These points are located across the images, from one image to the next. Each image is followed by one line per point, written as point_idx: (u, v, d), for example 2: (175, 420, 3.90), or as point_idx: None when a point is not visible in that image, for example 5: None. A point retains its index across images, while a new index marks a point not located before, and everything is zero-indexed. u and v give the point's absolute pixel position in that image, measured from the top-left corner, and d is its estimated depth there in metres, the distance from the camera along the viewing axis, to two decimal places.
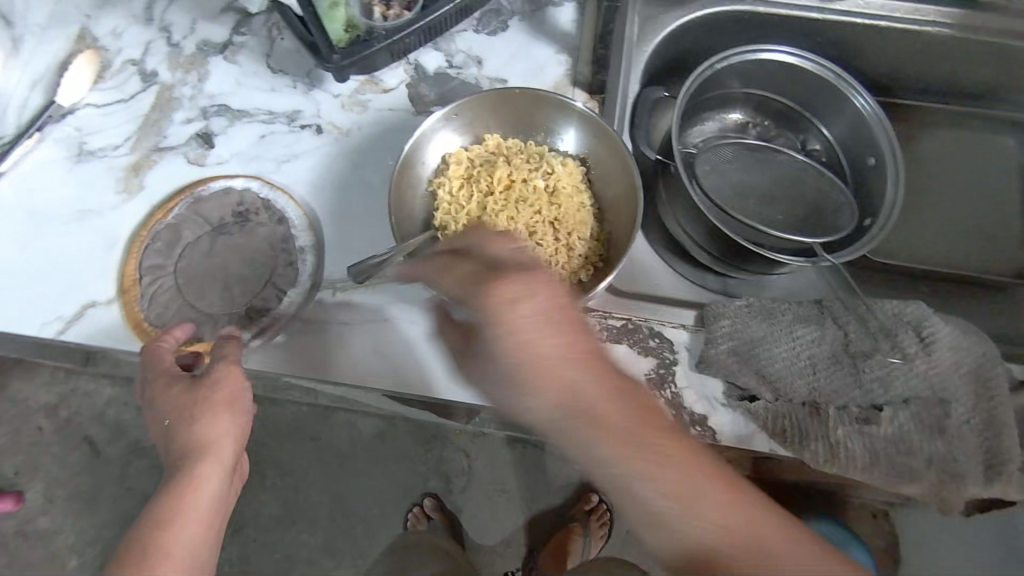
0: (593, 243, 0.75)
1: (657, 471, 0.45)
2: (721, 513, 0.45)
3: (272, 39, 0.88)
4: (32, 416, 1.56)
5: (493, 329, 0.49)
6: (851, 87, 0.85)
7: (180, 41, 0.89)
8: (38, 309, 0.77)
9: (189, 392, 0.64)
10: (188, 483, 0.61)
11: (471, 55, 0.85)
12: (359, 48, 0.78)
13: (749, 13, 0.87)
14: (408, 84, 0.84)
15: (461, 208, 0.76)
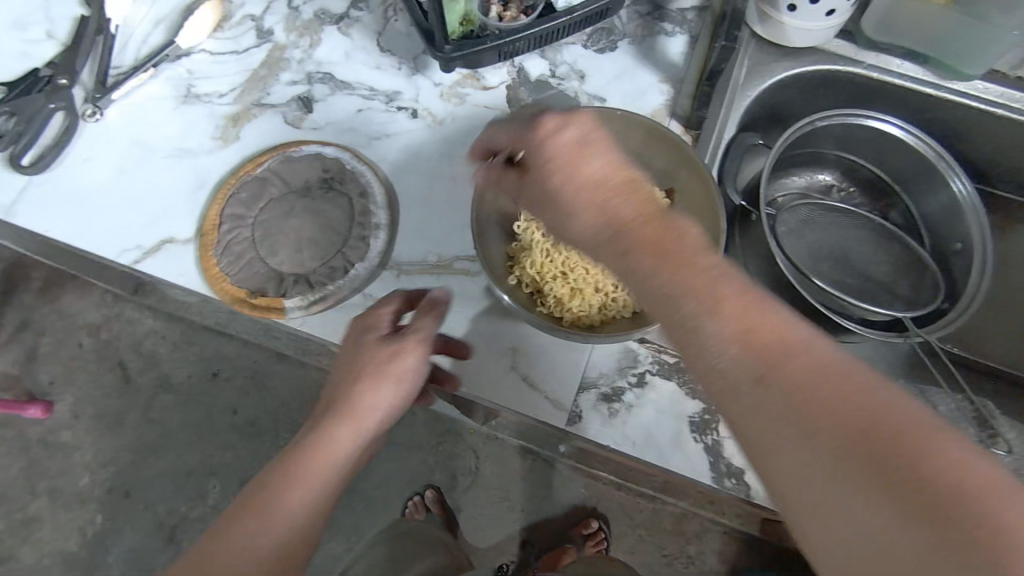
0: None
1: (726, 304, 0.41)
2: (791, 353, 0.39)
3: (386, 18, 0.90)
4: (77, 332, 1.62)
5: (552, 198, 0.51)
6: (951, 170, 0.82)
7: (300, 5, 0.91)
8: (120, 236, 0.80)
9: (379, 348, 0.65)
10: (329, 442, 0.62)
11: (575, 68, 0.86)
12: (471, 42, 0.80)
13: (863, 77, 0.85)
14: (509, 85, 0.85)
15: None
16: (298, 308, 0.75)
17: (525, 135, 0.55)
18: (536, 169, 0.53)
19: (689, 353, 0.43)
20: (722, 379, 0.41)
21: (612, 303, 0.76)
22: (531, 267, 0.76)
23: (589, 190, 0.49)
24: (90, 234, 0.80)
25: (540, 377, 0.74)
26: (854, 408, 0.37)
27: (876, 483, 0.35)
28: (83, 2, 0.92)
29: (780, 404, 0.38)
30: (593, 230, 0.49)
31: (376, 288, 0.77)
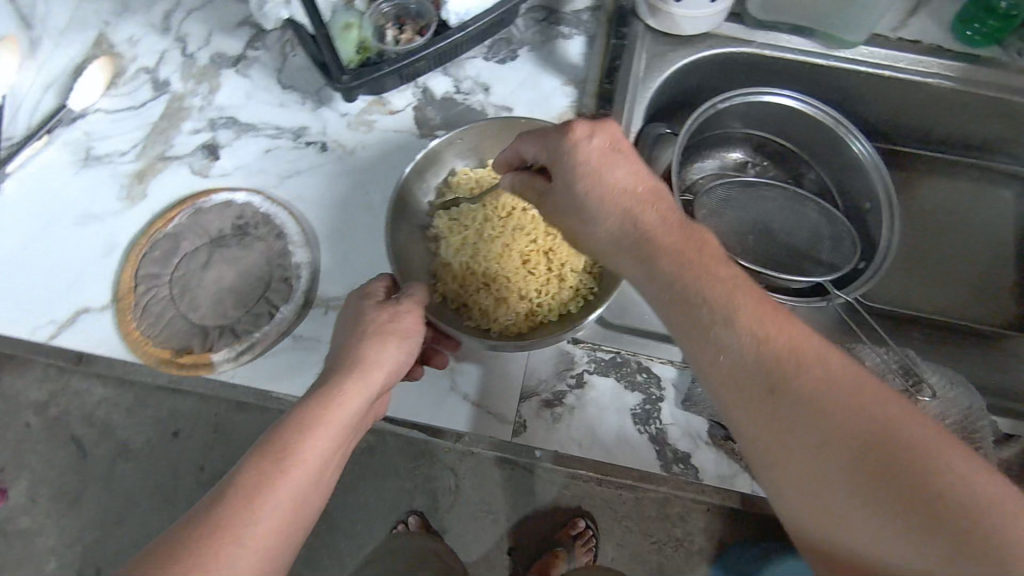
0: (586, 275, 0.76)
1: (755, 329, 0.47)
2: (814, 369, 0.45)
3: (284, 55, 0.89)
4: (23, 411, 1.56)
5: (578, 202, 0.58)
6: (850, 133, 0.86)
7: (195, 52, 0.90)
8: (31, 313, 0.77)
9: (377, 312, 0.63)
10: (339, 393, 0.56)
11: (479, 82, 0.86)
12: (370, 69, 0.79)
13: (756, 56, 0.88)
14: (415, 106, 0.85)
15: (460, 231, 0.78)
16: (232, 355, 0.74)
17: (549, 141, 0.59)
18: (560, 178, 0.58)
19: (703, 360, 0.48)
20: (738, 384, 0.46)
21: (537, 309, 0.74)
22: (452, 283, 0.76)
23: (631, 201, 0.56)
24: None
25: (479, 395, 0.75)
26: (871, 424, 0.42)
27: (878, 491, 0.40)
28: None
29: (791, 412, 0.44)
30: (625, 241, 0.56)
31: (305, 327, 0.76)
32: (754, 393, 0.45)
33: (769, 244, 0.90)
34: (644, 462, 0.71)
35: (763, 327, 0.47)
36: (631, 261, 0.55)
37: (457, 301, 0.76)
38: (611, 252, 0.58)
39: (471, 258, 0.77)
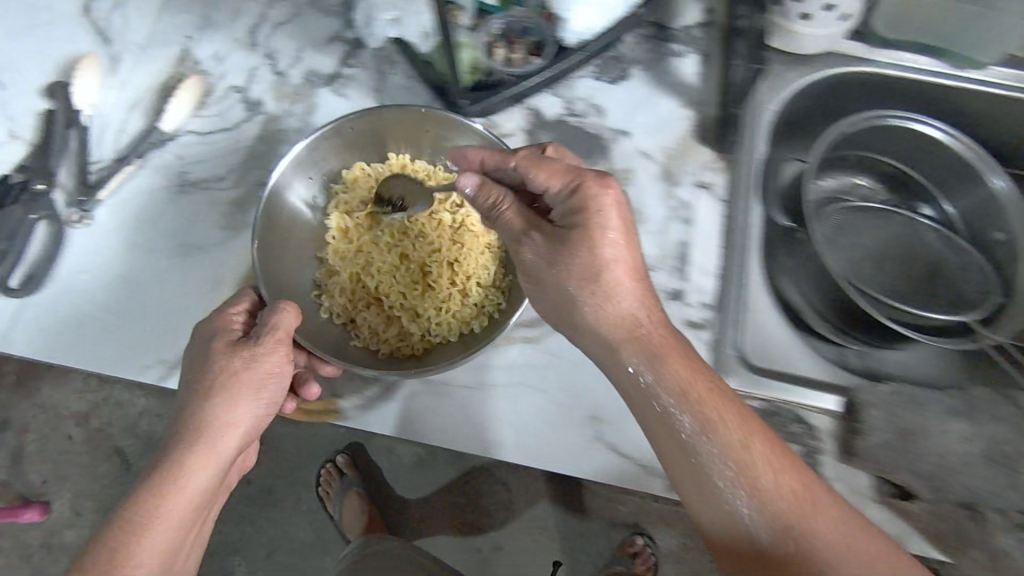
0: (490, 290, 0.77)
1: (709, 421, 0.55)
2: (757, 463, 0.54)
3: (381, 73, 0.84)
4: (65, 423, 1.51)
5: (583, 265, 0.60)
6: (990, 169, 0.82)
7: (286, 69, 0.85)
8: (137, 350, 0.73)
9: (235, 364, 0.61)
10: (179, 470, 0.57)
11: (592, 103, 0.81)
12: (490, 94, 0.78)
13: (890, 77, 0.83)
14: (526, 131, 0.81)
15: (354, 237, 0.79)
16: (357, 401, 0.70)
17: (568, 195, 0.61)
18: (568, 236, 0.61)
19: (658, 439, 0.57)
20: (686, 466, 0.56)
21: (445, 327, 0.75)
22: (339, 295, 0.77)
23: (621, 275, 0.60)
24: (102, 353, 0.73)
25: (626, 444, 0.69)
26: (790, 513, 0.52)
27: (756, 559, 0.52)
28: (44, 94, 0.84)
29: (722, 494, 0.54)
30: (614, 311, 0.60)
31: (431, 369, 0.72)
32: (739, 513, 0.53)
33: (888, 278, 0.86)
34: None
35: (756, 451, 0.54)
36: (604, 327, 0.60)
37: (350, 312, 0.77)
38: (597, 318, 0.60)
39: (391, 270, 0.78)
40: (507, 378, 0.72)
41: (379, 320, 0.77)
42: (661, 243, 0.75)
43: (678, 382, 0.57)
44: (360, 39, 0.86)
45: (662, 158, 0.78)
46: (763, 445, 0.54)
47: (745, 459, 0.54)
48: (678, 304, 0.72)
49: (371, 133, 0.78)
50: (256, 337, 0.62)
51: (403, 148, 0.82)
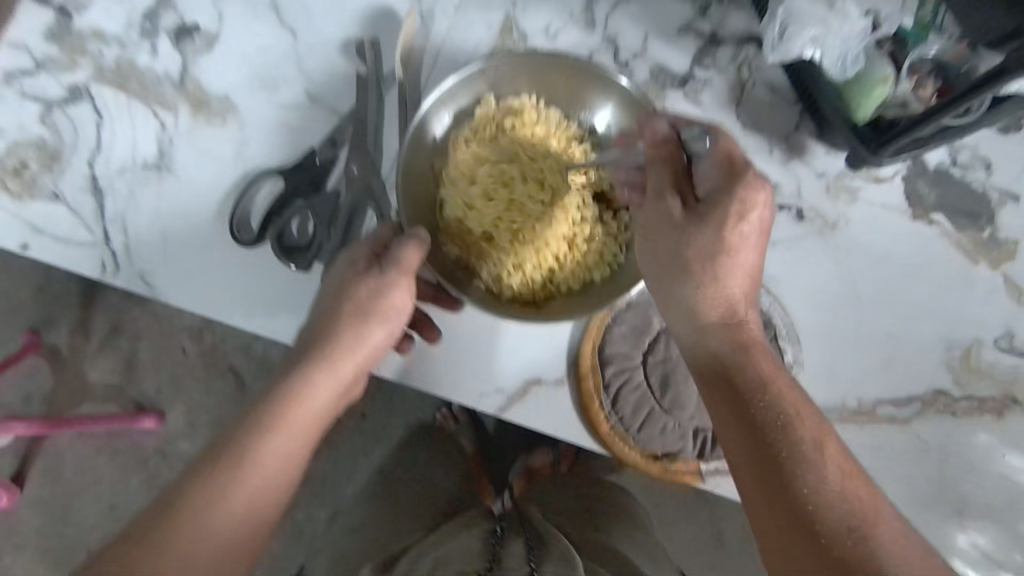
0: (613, 240, 0.67)
1: (771, 385, 0.52)
2: (807, 429, 0.50)
3: (742, 83, 0.72)
4: (176, 335, 1.26)
5: (715, 230, 0.54)
6: None
7: (629, 61, 0.73)
8: (473, 378, 0.66)
9: (359, 286, 0.56)
10: (295, 384, 0.54)
11: (978, 155, 0.71)
12: (909, 146, 0.66)
13: None
14: (905, 177, 0.71)
15: (473, 174, 0.66)
16: (729, 466, 0.65)
17: (722, 177, 0.55)
18: (710, 220, 0.54)
19: (721, 395, 0.53)
20: (745, 415, 0.51)
21: (558, 277, 0.66)
22: (462, 236, 0.66)
23: (745, 266, 0.56)
24: (434, 380, 0.65)
25: (991, 548, 0.66)
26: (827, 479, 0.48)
27: (801, 513, 0.47)
28: (345, 52, 0.72)
29: (758, 444, 0.50)
30: (721, 294, 0.55)
31: None
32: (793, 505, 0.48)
33: None
34: None
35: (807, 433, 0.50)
36: (698, 300, 0.55)
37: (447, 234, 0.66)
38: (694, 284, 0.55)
39: (483, 208, 0.65)
40: (870, 464, 0.67)
41: (459, 246, 0.66)
42: None
43: (763, 369, 0.53)
44: (717, 34, 0.73)
45: None
46: (814, 418, 0.51)
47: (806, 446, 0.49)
48: None
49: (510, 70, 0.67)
50: (391, 271, 0.57)
51: (530, 85, 0.69)
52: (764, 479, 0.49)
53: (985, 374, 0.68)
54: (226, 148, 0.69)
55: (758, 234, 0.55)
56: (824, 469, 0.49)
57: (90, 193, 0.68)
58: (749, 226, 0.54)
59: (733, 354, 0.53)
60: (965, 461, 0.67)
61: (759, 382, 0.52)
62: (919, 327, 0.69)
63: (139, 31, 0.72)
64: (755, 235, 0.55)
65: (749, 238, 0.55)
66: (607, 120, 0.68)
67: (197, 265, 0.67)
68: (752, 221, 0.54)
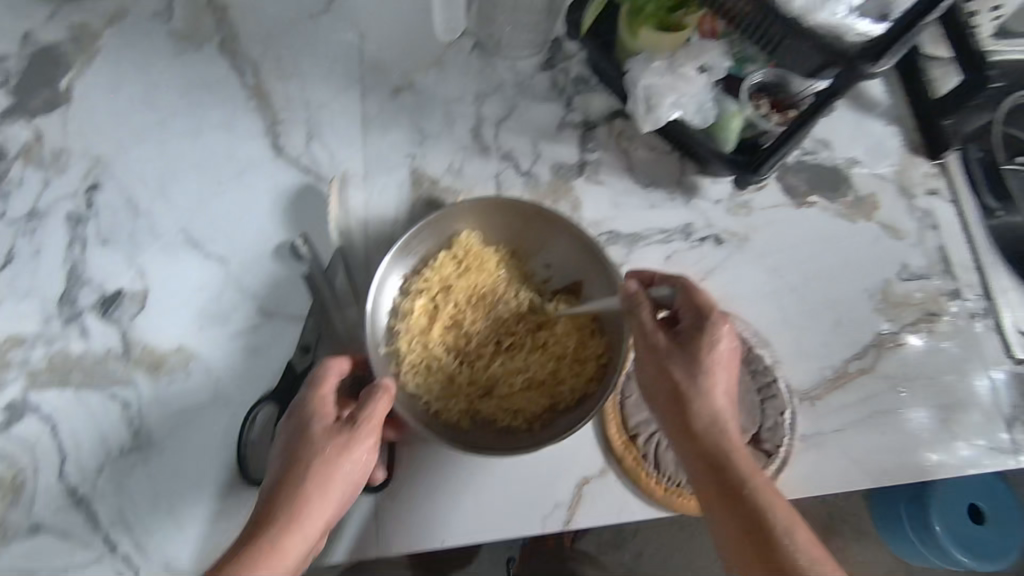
0: (583, 366, 0.66)
1: (754, 473, 0.56)
2: (792, 523, 0.53)
3: (624, 151, 0.84)
4: None
5: (690, 330, 0.61)
6: None
7: (531, 168, 0.81)
8: (529, 502, 0.68)
9: (321, 439, 0.56)
10: (268, 550, 0.50)
11: (817, 139, 0.89)
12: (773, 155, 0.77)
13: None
14: (777, 177, 0.86)
15: (432, 332, 0.66)
16: (771, 475, 0.71)
17: (692, 314, 0.62)
18: (691, 350, 0.60)
19: (709, 486, 0.56)
20: (704, 447, 0.58)
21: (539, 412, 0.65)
22: (440, 398, 0.65)
23: (723, 382, 0.60)
24: (487, 523, 0.67)
25: (976, 436, 0.78)
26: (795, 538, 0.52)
27: (747, 521, 0.54)
28: (278, 258, 0.73)
29: (726, 484, 0.55)
30: (705, 396, 0.59)
31: (803, 424, 0.75)
32: (742, 521, 0.54)
33: None
34: None
35: (760, 481, 0.55)
36: (684, 403, 0.59)
37: (425, 395, 0.65)
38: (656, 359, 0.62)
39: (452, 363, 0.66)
40: (864, 411, 0.77)
41: (447, 403, 0.65)
42: (926, 254, 0.85)
43: (745, 458, 0.57)
44: (588, 120, 0.85)
45: (896, 177, 0.88)
46: (795, 513, 0.55)
47: (763, 486, 0.55)
48: (959, 301, 0.83)
49: (452, 215, 0.70)
50: (358, 424, 0.57)
51: (470, 231, 0.72)
52: (750, 543, 0.53)
53: (903, 302, 0.82)
54: (201, 398, 0.68)
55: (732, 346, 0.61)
56: (777, 505, 0.54)
57: (75, 503, 0.64)
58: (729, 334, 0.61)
59: (715, 443, 0.57)
60: (924, 376, 0.80)
61: (741, 473, 0.55)
62: (845, 289, 0.82)
63: (60, 320, 0.69)
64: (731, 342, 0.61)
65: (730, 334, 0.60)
66: (551, 250, 0.73)
67: (226, 527, 0.64)
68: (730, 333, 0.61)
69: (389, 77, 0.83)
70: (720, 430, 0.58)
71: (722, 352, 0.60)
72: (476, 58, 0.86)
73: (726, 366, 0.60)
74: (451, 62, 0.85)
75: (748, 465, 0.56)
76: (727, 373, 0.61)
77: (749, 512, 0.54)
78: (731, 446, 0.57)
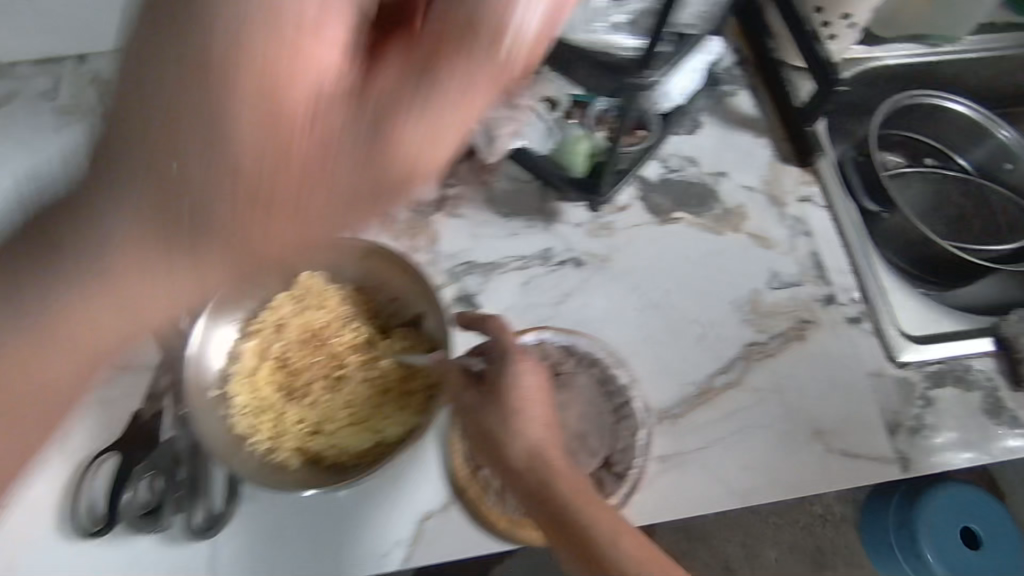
0: (410, 398, 0.68)
1: (584, 494, 0.57)
2: (620, 535, 0.56)
3: (485, 183, 0.86)
4: None
5: (501, 365, 0.63)
6: (999, 126, 1.00)
7: (390, 206, 0.84)
8: (369, 541, 0.69)
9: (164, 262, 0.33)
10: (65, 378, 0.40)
11: (684, 156, 0.89)
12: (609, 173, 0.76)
13: (910, 66, 0.99)
14: (641, 196, 0.86)
15: (265, 373, 0.69)
16: (623, 498, 0.70)
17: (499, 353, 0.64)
18: (499, 384, 0.62)
19: (543, 514, 0.58)
20: (532, 478, 0.59)
21: (366, 446, 0.67)
22: (270, 437, 0.67)
23: (538, 411, 0.61)
24: (326, 562, 0.68)
25: (853, 446, 0.74)
26: (622, 548, 0.55)
27: (580, 542, 0.55)
28: None
29: (558, 512, 0.57)
30: (521, 429, 0.60)
31: (662, 445, 0.73)
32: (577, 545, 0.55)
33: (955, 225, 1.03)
34: (1013, 452, 0.75)
35: (589, 501, 0.57)
36: (502, 438, 0.60)
37: (254, 433, 0.67)
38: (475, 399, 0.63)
39: (284, 402, 0.68)
40: (730, 428, 0.74)
41: (276, 443, 0.67)
42: (798, 261, 0.83)
43: (571, 482, 0.58)
44: None
45: (765, 187, 0.87)
46: (623, 523, 0.57)
47: (593, 505, 0.57)
48: (835, 307, 0.81)
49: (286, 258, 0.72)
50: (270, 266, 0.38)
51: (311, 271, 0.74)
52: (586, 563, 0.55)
53: (773, 311, 0.80)
54: (54, 449, 0.70)
55: (540, 374, 0.63)
56: (607, 521, 0.56)
57: None
58: (532, 366, 0.63)
59: (543, 470, 0.59)
60: (797, 387, 0.77)
61: (567, 496, 0.57)
62: (709, 302, 0.81)
63: None
64: (535, 373, 0.63)
65: (532, 365, 0.63)
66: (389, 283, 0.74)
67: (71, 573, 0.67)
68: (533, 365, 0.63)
69: None
70: (544, 458, 0.59)
71: (530, 382, 0.62)
72: None
73: (538, 393, 0.62)
74: None
75: (576, 487, 0.58)
76: (544, 400, 0.63)
77: (579, 534, 0.55)
78: (555, 471, 0.59)
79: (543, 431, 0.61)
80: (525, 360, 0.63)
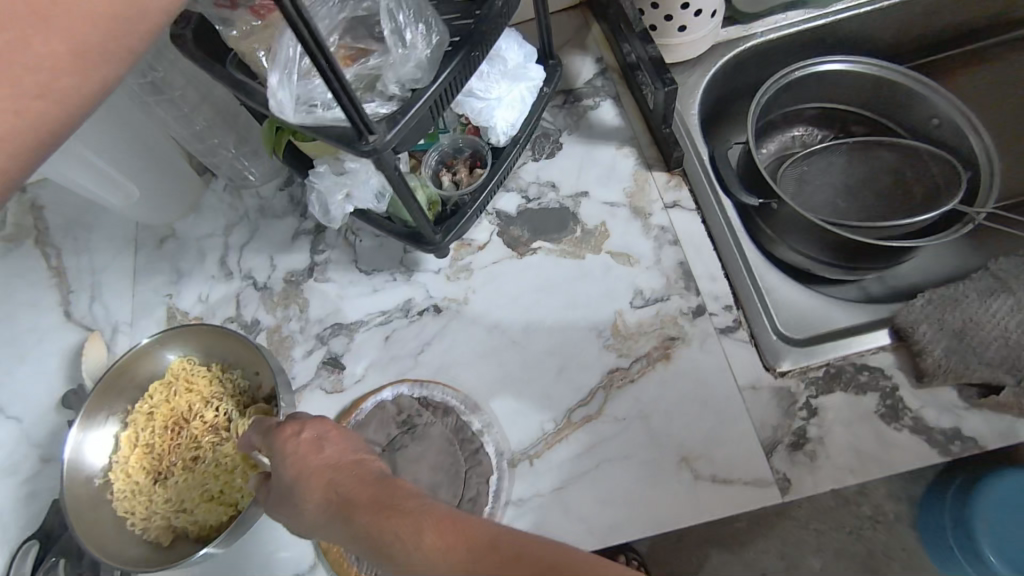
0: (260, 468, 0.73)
1: (372, 503, 0.51)
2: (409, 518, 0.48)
3: (351, 245, 0.89)
4: None
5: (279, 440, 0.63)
6: (915, 79, 0.87)
7: (267, 281, 0.89)
8: None
9: None
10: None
11: (543, 182, 0.86)
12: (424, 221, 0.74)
13: (799, 33, 0.88)
14: (498, 232, 0.85)
15: (138, 458, 0.76)
16: None
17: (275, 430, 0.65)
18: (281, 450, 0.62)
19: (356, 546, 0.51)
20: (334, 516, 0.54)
21: (225, 516, 0.72)
22: (143, 516, 0.74)
23: (323, 459, 0.59)
24: None
25: (725, 470, 0.68)
26: (411, 529, 0.47)
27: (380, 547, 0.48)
28: (59, 408, 0.87)
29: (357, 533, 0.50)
30: (307, 482, 0.58)
31: (518, 488, 0.71)
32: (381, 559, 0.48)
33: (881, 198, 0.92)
34: (917, 458, 0.65)
35: (375, 505, 0.51)
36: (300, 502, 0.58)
37: (130, 515, 0.74)
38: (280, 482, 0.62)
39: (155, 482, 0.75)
40: (590, 462, 0.71)
41: (148, 521, 0.73)
42: (664, 274, 0.78)
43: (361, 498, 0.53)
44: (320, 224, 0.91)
45: (627, 201, 0.83)
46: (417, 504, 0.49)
47: (377, 508, 0.50)
48: (704, 318, 0.75)
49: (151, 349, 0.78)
50: None
51: (177, 357, 0.80)
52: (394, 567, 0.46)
53: (636, 332, 0.76)
54: None
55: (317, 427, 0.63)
56: (394, 513, 0.49)
57: None
58: (305, 425, 0.63)
59: (337, 506, 0.54)
60: (662, 412, 0.72)
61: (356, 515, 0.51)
62: (568, 331, 0.78)
63: None
64: (308, 431, 0.63)
65: (302, 421, 0.64)
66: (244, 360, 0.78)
67: None
68: (304, 424, 0.63)
69: (156, 230, 0.96)
70: (333, 492, 0.55)
71: (308, 436, 0.62)
72: (227, 194, 0.97)
73: (322, 445, 0.61)
74: (206, 204, 0.97)
75: (366, 499, 0.52)
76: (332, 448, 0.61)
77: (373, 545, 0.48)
78: (344, 499, 0.54)
79: (334, 469, 0.58)
80: (296, 423, 0.64)
